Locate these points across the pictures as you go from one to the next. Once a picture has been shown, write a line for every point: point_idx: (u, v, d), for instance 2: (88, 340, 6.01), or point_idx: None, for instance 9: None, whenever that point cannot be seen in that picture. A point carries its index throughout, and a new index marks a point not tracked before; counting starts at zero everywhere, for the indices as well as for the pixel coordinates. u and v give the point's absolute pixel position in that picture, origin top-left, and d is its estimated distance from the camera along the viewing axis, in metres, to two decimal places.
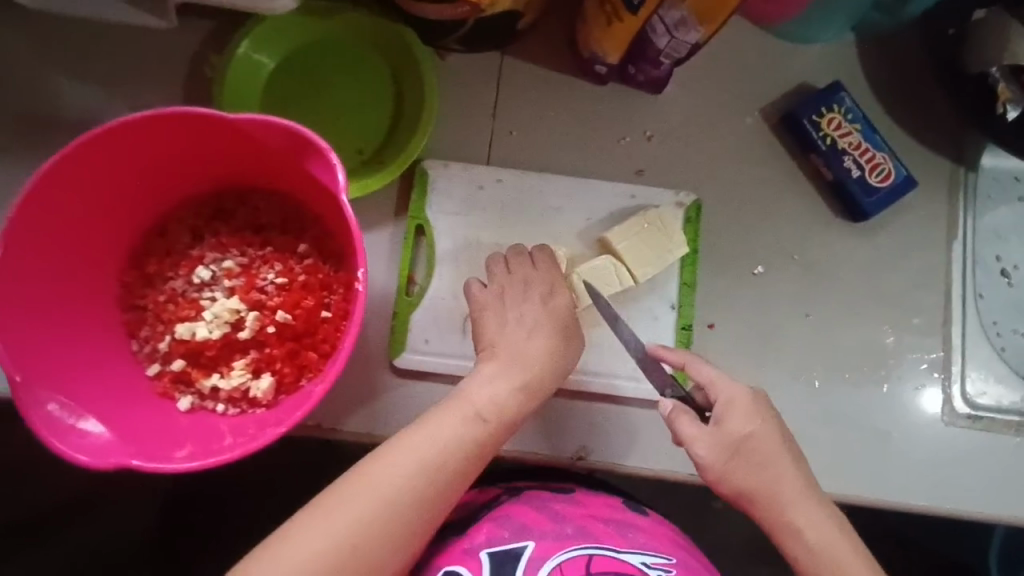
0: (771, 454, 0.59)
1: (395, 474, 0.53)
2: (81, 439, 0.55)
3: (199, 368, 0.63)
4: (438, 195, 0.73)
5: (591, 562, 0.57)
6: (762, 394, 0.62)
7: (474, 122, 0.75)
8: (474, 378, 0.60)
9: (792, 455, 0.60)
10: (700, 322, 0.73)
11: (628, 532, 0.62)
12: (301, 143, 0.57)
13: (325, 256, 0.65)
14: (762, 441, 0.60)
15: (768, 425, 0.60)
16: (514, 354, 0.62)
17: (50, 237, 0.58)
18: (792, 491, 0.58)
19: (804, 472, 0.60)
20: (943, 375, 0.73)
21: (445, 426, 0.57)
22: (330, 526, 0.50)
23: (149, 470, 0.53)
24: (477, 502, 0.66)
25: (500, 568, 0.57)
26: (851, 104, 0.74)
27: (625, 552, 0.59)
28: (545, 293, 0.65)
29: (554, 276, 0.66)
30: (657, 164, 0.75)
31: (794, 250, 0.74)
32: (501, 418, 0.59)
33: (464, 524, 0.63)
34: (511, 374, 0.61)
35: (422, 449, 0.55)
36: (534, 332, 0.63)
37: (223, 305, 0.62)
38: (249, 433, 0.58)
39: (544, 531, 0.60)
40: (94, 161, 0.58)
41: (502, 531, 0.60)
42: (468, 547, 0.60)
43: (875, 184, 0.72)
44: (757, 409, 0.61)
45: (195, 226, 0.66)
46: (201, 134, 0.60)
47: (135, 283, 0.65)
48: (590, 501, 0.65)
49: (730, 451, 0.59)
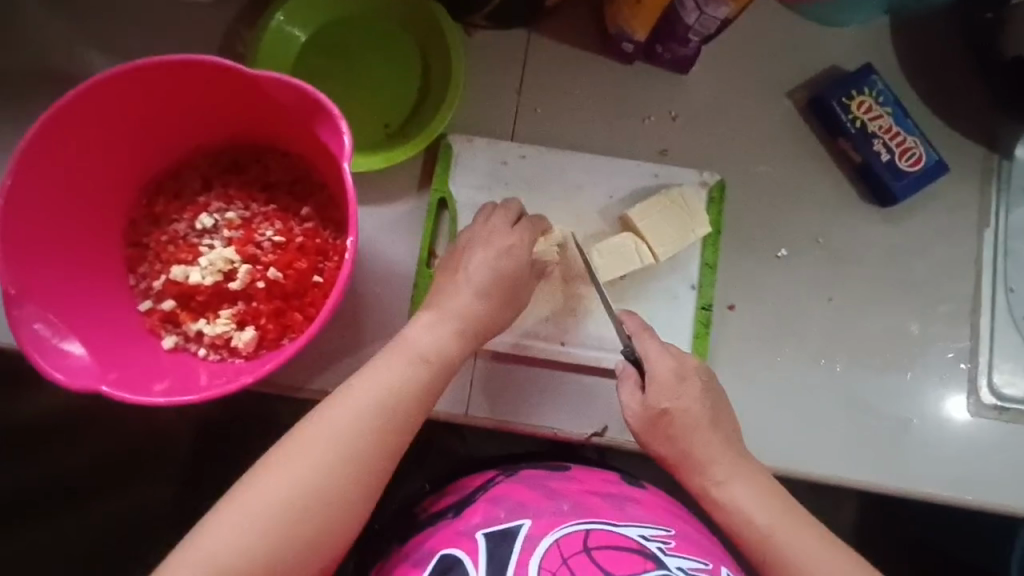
0: (692, 425, 0.61)
1: (344, 419, 0.53)
2: (63, 358, 0.57)
3: (187, 311, 0.64)
4: (461, 169, 0.73)
5: (588, 537, 0.56)
6: (690, 365, 0.63)
7: (499, 98, 0.75)
8: (417, 324, 0.59)
9: (721, 431, 0.61)
10: (720, 303, 0.73)
11: (625, 505, 0.62)
12: (314, 107, 0.58)
13: (325, 222, 0.66)
14: (684, 414, 0.61)
15: (691, 399, 0.61)
16: (459, 306, 0.60)
17: (67, 163, 0.60)
18: (723, 466, 0.60)
19: (728, 442, 0.61)
20: (970, 365, 0.72)
21: (389, 371, 0.56)
22: (280, 477, 0.50)
23: (120, 398, 0.55)
24: (474, 486, 0.66)
25: (497, 544, 0.56)
26: (883, 87, 0.73)
27: (623, 525, 0.58)
28: (502, 250, 0.63)
29: (521, 238, 0.64)
30: (681, 145, 0.75)
31: (818, 234, 0.74)
32: (448, 363, 0.59)
33: (460, 505, 0.63)
34: (453, 323, 0.60)
35: (367, 393, 0.54)
36: (481, 289, 0.61)
37: (220, 254, 0.64)
38: (224, 379, 0.60)
39: (539, 508, 0.59)
40: (120, 97, 0.60)
41: (497, 510, 0.60)
42: (462, 529, 0.59)
43: (905, 168, 0.71)
44: (681, 381, 0.62)
45: (208, 174, 0.68)
46: (222, 85, 0.61)
47: (141, 221, 0.67)
48: (586, 477, 0.66)
49: (652, 421, 0.61)
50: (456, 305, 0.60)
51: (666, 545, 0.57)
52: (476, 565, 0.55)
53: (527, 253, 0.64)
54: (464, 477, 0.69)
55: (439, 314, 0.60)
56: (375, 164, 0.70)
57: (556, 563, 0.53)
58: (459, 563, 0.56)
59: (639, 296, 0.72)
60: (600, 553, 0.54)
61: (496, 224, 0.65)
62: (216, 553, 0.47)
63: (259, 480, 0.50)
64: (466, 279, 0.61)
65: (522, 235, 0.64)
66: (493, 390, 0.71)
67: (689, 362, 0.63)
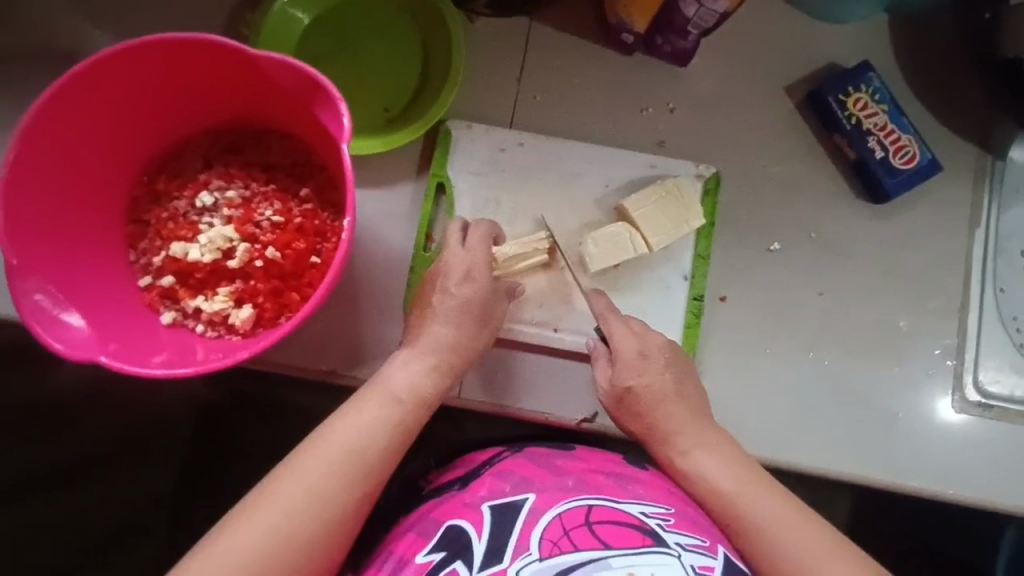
0: (658, 400, 0.64)
1: (325, 456, 0.54)
2: (64, 330, 0.58)
3: (186, 287, 0.66)
4: (460, 155, 0.74)
5: (590, 512, 0.57)
6: (652, 341, 0.66)
7: (498, 85, 0.76)
8: (393, 365, 0.61)
9: (687, 406, 0.65)
10: (712, 294, 0.74)
11: (629, 485, 0.62)
12: (315, 89, 0.59)
13: (324, 204, 0.67)
14: (648, 389, 0.64)
15: (656, 375, 0.65)
16: (433, 339, 0.62)
17: (70, 137, 0.61)
18: (690, 442, 0.63)
19: (692, 411, 0.64)
20: (956, 361, 0.73)
21: (369, 410, 0.57)
22: (267, 512, 0.51)
23: (120, 370, 0.56)
24: (480, 461, 0.67)
25: (502, 516, 0.58)
26: (880, 84, 0.73)
27: (625, 502, 0.59)
28: (461, 275, 0.63)
29: (476, 256, 0.64)
30: (678, 137, 0.75)
31: (811, 228, 0.74)
32: (427, 393, 0.60)
33: (466, 479, 0.64)
34: (429, 362, 0.61)
35: (344, 436, 0.55)
36: (450, 319, 0.62)
37: (219, 232, 0.65)
38: (220, 354, 0.61)
39: (544, 483, 0.61)
40: (122, 74, 0.60)
41: (503, 485, 0.61)
42: (469, 501, 0.61)
43: (899, 165, 0.72)
44: (644, 357, 0.65)
45: (209, 154, 0.69)
46: (224, 65, 0.62)
47: (143, 198, 0.68)
48: (591, 457, 0.66)
49: (619, 397, 0.65)
50: (430, 339, 0.62)
51: (666, 523, 0.58)
52: (481, 535, 0.57)
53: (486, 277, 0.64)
54: (470, 453, 0.71)
55: (416, 348, 0.61)
56: (375, 148, 0.71)
57: (557, 534, 0.55)
58: (464, 533, 0.57)
59: (631, 285, 0.73)
60: (601, 527, 0.56)
61: (452, 243, 0.65)
62: None
63: (240, 524, 0.50)
64: (436, 312, 0.62)
65: (477, 252, 0.64)
66: (487, 374, 0.72)
67: (651, 339, 0.66)
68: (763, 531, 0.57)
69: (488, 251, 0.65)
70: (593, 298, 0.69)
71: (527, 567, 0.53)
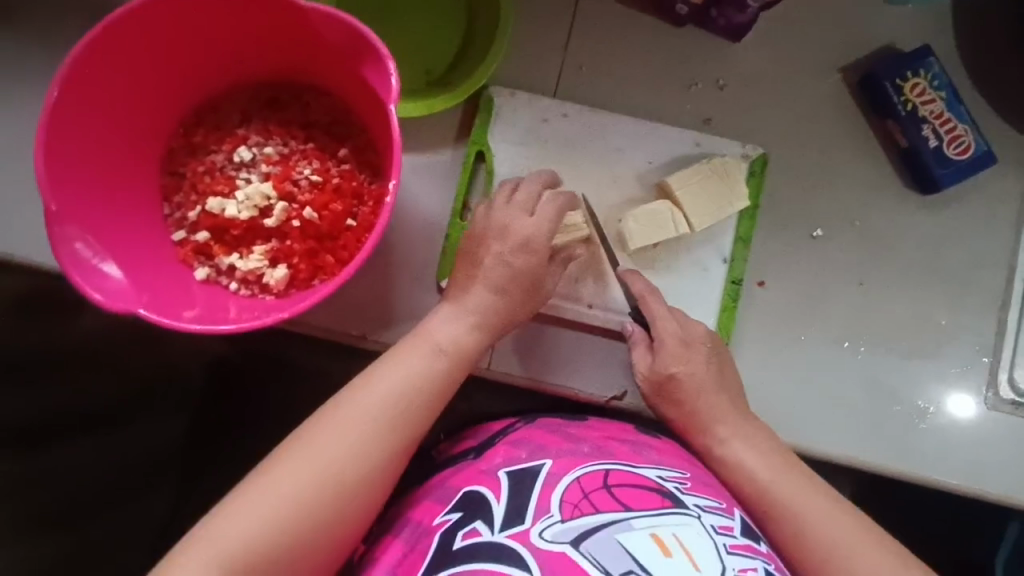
0: (699, 388, 0.65)
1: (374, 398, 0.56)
2: (101, 279, 0.57)
3: (221, 244, 0.65)
4: (502, 124, 0.72)
5: (608, 476, 0.56)
6: (695, 331, 0.67)
7: (544, 53, 0.73)
8: (438, 315, 0.61)
9: (728, 395, 0.65)
10: (750, 278, 0.73)
11: (643, 451, 0.62)
12: (364, 46, 0.58)
13: (362, 166, 0.66)
14: (690, 377, 0.65)
15: (697, 364, 0.66)
16: (481, 302, 0.62)
17: (110, 82, 0.60)
18: (730, 428, 0.63)
19: (732, 401, 0.65)
20: (992, 359, 0.72)
21: (416, 358, 0.58)
22: (315, 447, 0.53)
23: (157, 323, 0.56)
24: (495, 430, 0.67)
25: (520, 481, 0.57)
26: (938, 71, 0.71)
27: (641, 467, 0.59)
28: (520, 240, 0.63)
29: (541, 224, 0.63)
30: (725, 116, 0.73)
31: (855, 216, 0.73)
32: (471, 350, 0.61)
33: (481, 448, 0.64)
34: (472, 318, 0.61)
35: (392, 381, 0.57)
36: (500, 284, 0.62)
37: (256, 189, 0.64)
38: (255, 314, 0.60)
39: (560, 449, 0.60)
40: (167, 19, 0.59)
41: (519, 451, 0.61)
42: (485, 468, 0.60)
43: (952, 156, 0.70)
44: (687, 346, 0.66)
45: (248, 108, 0.67)
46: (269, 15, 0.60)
47: (179, 150, 0.66)
48: (604, 426, 0.66)
49: (659, 384, 0.66)
50: (476, 301, 0.62)
51: (682, 486, 0.57)
52: (499, 498, 0.56)
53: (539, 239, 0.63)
54: (483, 424, 0.71)
55: (463, 308, 0.61)
56: (410, 112, 0.70)
57: (576, 497, 0.54)
58: (481, 497, 0.56)
59: (670, 266, 0.72)
60: (619, 490, 0.54)
61: (516, 208, 0.64)
62: (248, 528, 0.49)
63: (289, 455, 0.52)
64: (488, 275, 0.62)
65: (542, 220, 0.64)
66: (516, 348, 0.71)
67: (694, 328, 0.67)
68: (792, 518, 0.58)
69: (554, 220, 0.64)
70: (631, 280, 0.69)
71: (549, 528, 0.51)
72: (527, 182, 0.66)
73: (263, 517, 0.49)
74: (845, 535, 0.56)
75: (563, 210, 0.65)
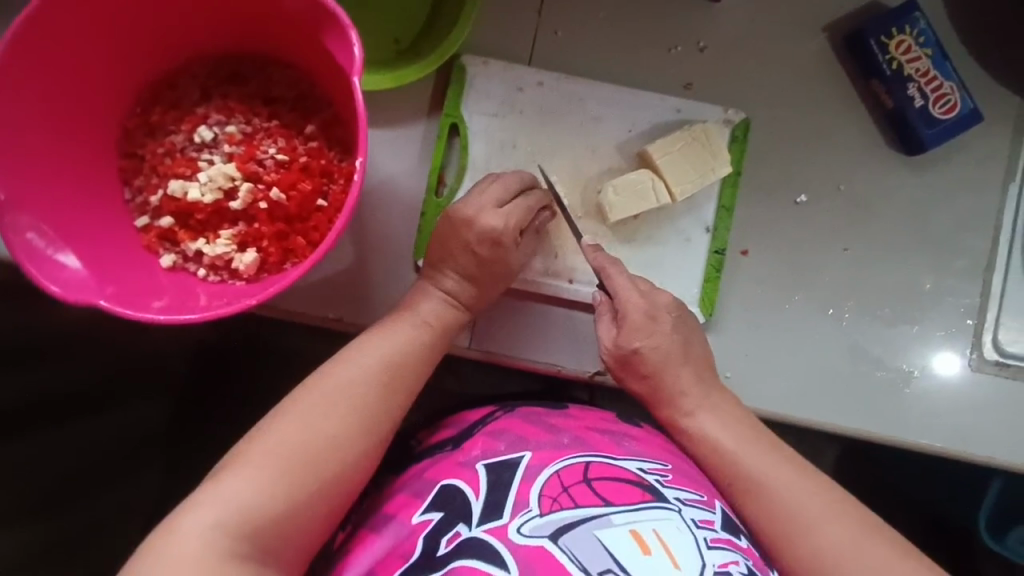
0: (663, 362, 0.64)
1: (359, 372, 0.57)
2: (59, 270, 0.55)
3: (187, 229, 0.62)
4: (475, 94, 0.69)
5: (588, 468, 0.56)
6: (660, 303, 0.65)
7: (518, 17, 0.70)
8: (421, 292, 0.64)
9: (692, 368, 0.64)
10: (734, 248, 0.71)
11: (624, 442, 0.62)
12: (324, 15, 0.55)
13: (331, 143, 0.63)
14: (655, 351, 0.64)
15: (661, 337, 0.64)
16: (449, 287, 0.63)
17: (54, 62, 0.56)
18: (695, 399, 0.63)
19: (698, 374, 0.64)
20: (977, 321, 0.71)
21: (398, 335, 0.60)
22: (303, 420, 0.53)
23: (121, 315, 0.54)
24: (473, 419, 0.65)
25: (498, 475, 0.57)
26: (925, 26, 0.69)
27: (622, 459, 0.59)
28: (486, 232, 0.63)
29: (509, 220, 0.63)
30: (707, 80, 0.71)
31: (840, 180, 0.71)
32: (444, 335, 0.63)
33: (458, 439, 0.63)
34: (450, 296, 0.64)
35: (378, 356, 0.59)
36: (466, 273, 0.63)
37: (219, 170, 0.61)
38: (225, 301, 0.58)
39: (540, 441, 0.60)
40: None
41: (498, 444, 0.60)
42: (462, 461, 0.60)
43: (939, 115, 0.68)
44: (653, 318, 0.64)
45: (207, 85, 0.64)
46: None
47: (136, 131, 0.63)
48: (584, 415, 0.66)
49: (623, 358, 0.64)
50: (444, 287, 0.63)
51: (663, 478, 0.58)
52: (479, 493, 0.56)
53: (513, 225, 0.63)
54: (460, 412, 0.69)
55: (433, 293, 0.64)
56: (381, 84, 0.67)
57: (556, 490, 0.54)
58: (460, 492, 0.56)
59: (652, 237, 0.70)
60: (600, 483, 0.55)
61: (487, 200, 0.63)
62: (233, 498, 0.49)
63: (276, 427, 0.53)
64: (454, 264, 0.63)
65: (511, 217, 0.63)
66: (496, 325, 0.70)
67: (660, 300, 0.65)
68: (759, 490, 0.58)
69: (524, 217, 0.64)
70: (592, 254, 0.65)
71: (527, 522, 0.52)
72: (500, 174, 0.65)
73: (242, 496, 0.49)
74: (802, 497, 0.57)
75: (533, 205, 0.65)
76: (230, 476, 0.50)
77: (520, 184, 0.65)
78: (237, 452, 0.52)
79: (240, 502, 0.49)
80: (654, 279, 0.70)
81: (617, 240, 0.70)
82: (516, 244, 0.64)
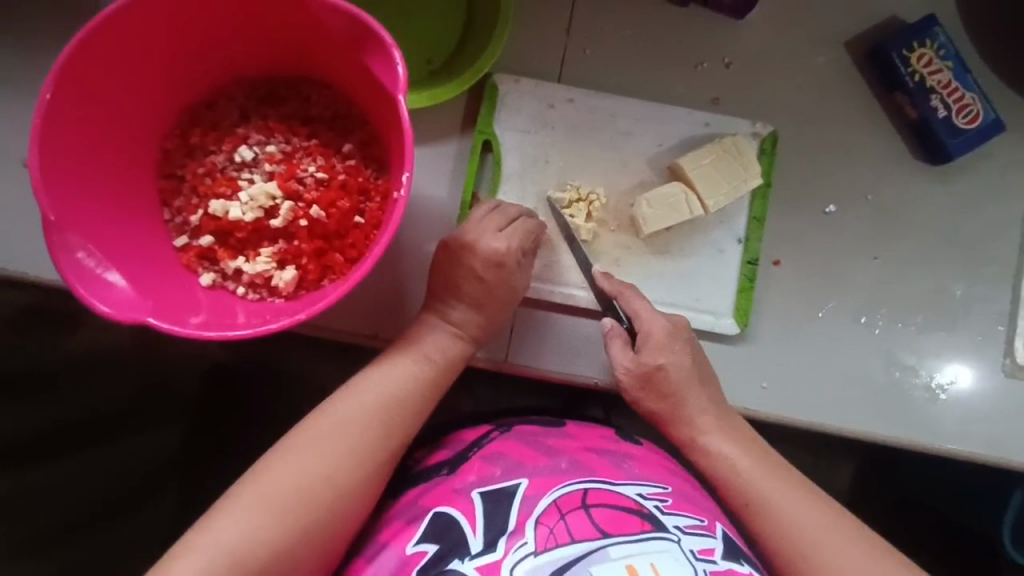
0: (684, 378, 0.64)
1: (360, 407, 0.57)
2: (106, 289, 0.55)
3: (226, 248, 0.62)
4: (508, 111, 0.71)
5: (585, 495, 0.55)
6: (677, 322, 0.66)
7: (547, 35, 0.72)
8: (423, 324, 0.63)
9: (708, 387, 0.65)
10: (766, 258, 0.72)
11: (623, 464, 0.61)
12: (365, 36, 0.56)
13: (368, 161, 0.64)
14: (676, 368, 0.64)
15: (682, 354, 0.64)
16: (454, 319, 0.62)
17: (105, 87, 0.58)
18: (710, 417, 0.64)
19: (714, 395, 0.65)
20: (1008, 328, 0.72)
21: (398, 371, 0.60)
22: (306, 456, 0.54)
23: (166, 332, 0.54)
24: (468, 441, 0.65)
25: (495, 504, 0.56)
26: (945, 40, 0.70)
27: (621, 485, 0.58)
28: (489, 257, 0.62)
29: (510, 243, 0.63)
30: (732, 94, 0.73)
31: (866, 190, 0.72)
32: (445, 371, 0.62)
33: (454, 463, 0.62)
34: (451, 328, 0.62)
35: (383, 391, 0.58)
36: (471, 302, 0.62)
37: (260, 189, 0.61)
38: (265, 317, 0.58)
39: (536, 467, 0.59)
40: (158, 15, 0.57)
41: (494, 469, 0.59)
42: (458, 488, 0.58)
43: (962, 126, 0.70)
44: (673, 337, 0.65)
45: (245, 106, 0.65)
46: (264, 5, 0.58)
47: (176, 151, 0.64)
48: (582, 433, 0.65)
49: (646, 376, 0.64)
50: (449, 319, 0.62)
51: (663, 504, 0.57)
52: (475, 529, 0.54)
53: (515, 245, 0.63)
54: (458, 431, 0.68)
55: (437, 326, 0.62)
56: (418, 103, 0.68)
57: (553, 519, 0.53)
58: (456, 523, 0.55)
59: (684, 249, 0.71)
60: (598, 511, 0.54)
61: (486, 225, 0.63)
62: (237, 538, 0.50)
63: (280, 463, 0.54)
64: (459, 293, 0.62)
65: (511, 240, 0.63)
66: (517, 338, 0.70)
67: (676, 321, 0.66)
68: (785, 520, 0.58)
69: (524, 239, 0.64)
70: (605, 279, 0.66)
71: (522, 562, 0.51)
72: (499, 203, 0.66)
73: (241, 535, 0.50)
74: (817, 522, 0.58)
75: (530, 230, 0.65)
76: (234, 508, 0.51)
77: (518, 212, 0.65)
78: (236, 484, 0.53)
79: (236, 540, 0.50)
80: (689, 290, 0.71)
81: (651, 253, 0.71)
82: (518, 265, 0.64)
